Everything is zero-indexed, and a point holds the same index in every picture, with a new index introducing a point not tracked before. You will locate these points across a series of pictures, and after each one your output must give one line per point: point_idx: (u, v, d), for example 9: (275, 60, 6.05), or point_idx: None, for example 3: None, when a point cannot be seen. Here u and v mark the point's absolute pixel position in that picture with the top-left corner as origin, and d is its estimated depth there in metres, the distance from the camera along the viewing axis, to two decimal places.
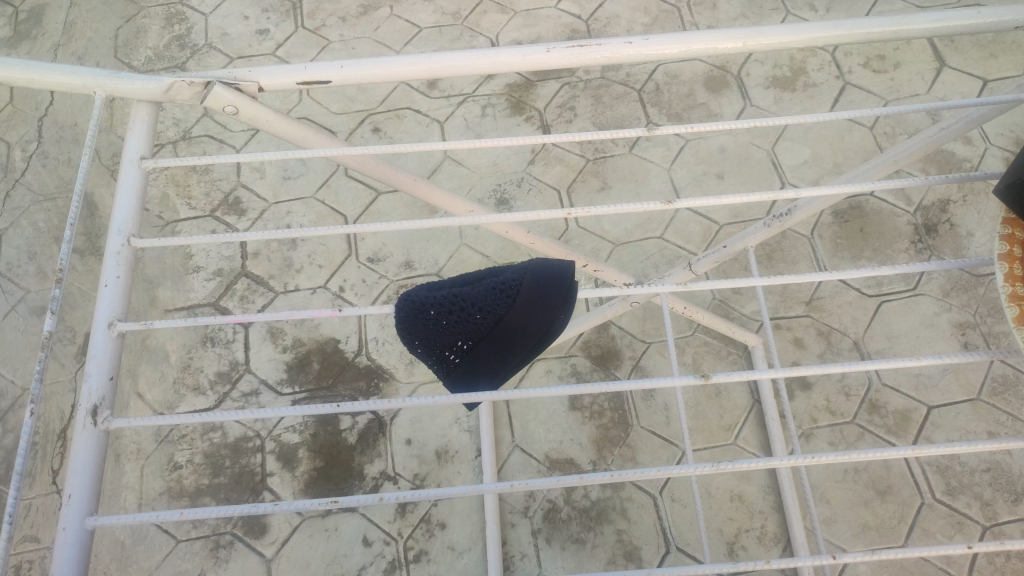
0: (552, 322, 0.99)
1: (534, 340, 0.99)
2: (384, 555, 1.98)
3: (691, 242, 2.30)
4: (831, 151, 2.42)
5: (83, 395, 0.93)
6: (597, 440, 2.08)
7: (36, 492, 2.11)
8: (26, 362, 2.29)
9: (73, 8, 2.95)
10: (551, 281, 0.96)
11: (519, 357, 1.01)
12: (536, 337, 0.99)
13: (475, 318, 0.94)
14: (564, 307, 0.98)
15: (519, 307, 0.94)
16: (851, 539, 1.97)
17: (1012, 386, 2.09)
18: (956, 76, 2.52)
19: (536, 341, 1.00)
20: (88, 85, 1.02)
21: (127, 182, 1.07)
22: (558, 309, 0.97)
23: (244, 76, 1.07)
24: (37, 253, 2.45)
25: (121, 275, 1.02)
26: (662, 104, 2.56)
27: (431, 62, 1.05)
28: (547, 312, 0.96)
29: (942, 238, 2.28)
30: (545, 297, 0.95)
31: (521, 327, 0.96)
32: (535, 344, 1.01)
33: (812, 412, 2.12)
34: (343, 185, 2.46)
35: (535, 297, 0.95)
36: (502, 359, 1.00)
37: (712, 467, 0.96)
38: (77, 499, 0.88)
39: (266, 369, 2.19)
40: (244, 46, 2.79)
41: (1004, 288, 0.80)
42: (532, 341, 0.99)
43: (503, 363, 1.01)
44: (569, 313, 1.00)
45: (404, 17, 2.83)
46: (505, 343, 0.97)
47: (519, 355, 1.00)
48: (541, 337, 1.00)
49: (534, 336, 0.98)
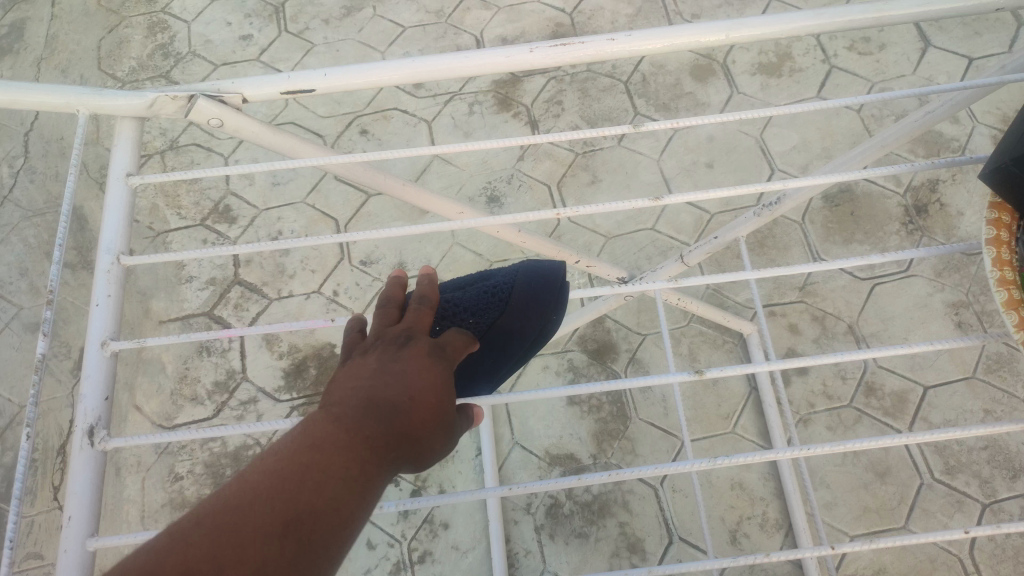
0: (545, 322, 0.99)
1: (528, 343, 0.99)
2: (388, 557, 1.98)
3: (683, 233, 2.30)
4: (820, 135, 2.42)
5: (79, 416, 0.93)
6: (596, 435, 2.09)
7: (38, 509, 2.11)
8: (22, 379, 2.29)
9: (54, 21, 2.94)
10: (539, 282, 0.99)
11: (513, 360, 0.98)
12: (529, 338, 0.98)
13: (468, 322, 0.92)
14: (555, 306, 0.99)
15: (513, 305, 0.95)
16: (852, 522, 1.98)
17: (1007, 363, 2.10)
18: (941, 56, 2.52)
19: (530, 343, 0.99)
20: (71, 103, 1.03)
21: (114, 200, 1.07)
22: (549, 309, 0.99)
23: (227, 88, 1.06)
24: (28, 269, 2.44)
25: (112, 294, 1.02)
26: (649, 95, 2.56)
27: (415, 68, 1.05)
28: (539, 310, 0.97)
29: (933, 218, 2.29)
30: (535, 296, 0.98)
31: (516, 327, 0.96)
32: (527, 347, 1.00)
33: (809, 397, 2.13)
34: (332, 188, 2.45)
35: (526, 295, 0.97)
36: (497, 364, 0.97)
37: (709, 462, 0.97)
38: (77, 520, 0.88)
39: (263, 376, 2.19)
40: (228, 52, 2.78)
41: (992, 272, 0.80)
42: (526, 343, 0.98)
43: (497, 368, 0.97)
44: (559, 316, 1.01)
45: (388, 17, 2.81)
46: (499, 344, 0.95)
47: (511, 359, 0.98)
48: (533, 340, 0.99)
49: (528, 338, 0.98)
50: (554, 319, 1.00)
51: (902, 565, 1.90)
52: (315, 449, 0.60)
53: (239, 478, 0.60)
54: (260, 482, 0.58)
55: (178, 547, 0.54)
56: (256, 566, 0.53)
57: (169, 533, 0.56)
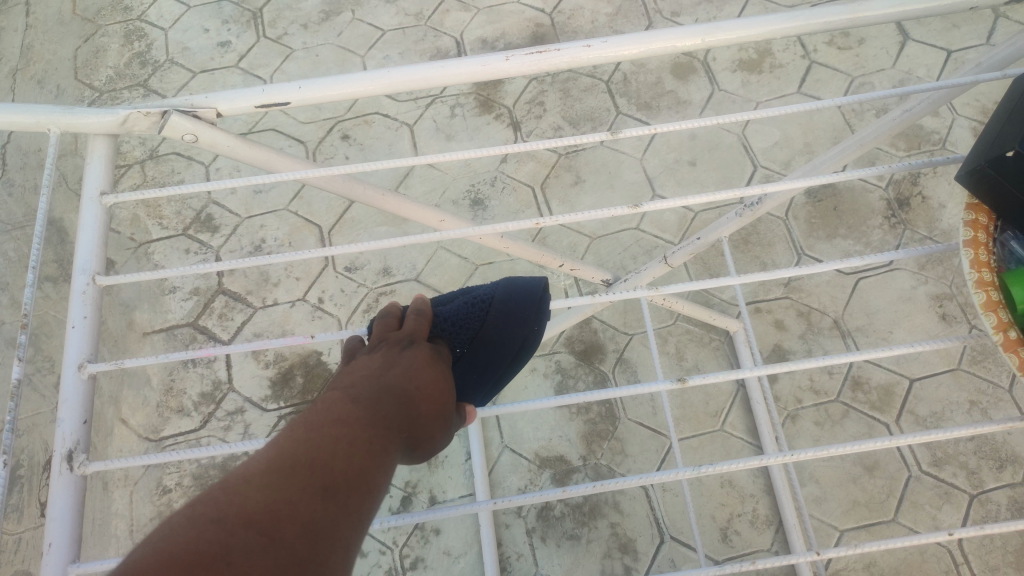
0: (527, 332, 0.98)
1: (511, 355, 0.97)
2: (380, 564, 1.98)
3: (667, 232, 2.30)
4: (801, 131, 2.42)
5: (57, 441, 0.92)
6: (585, 436, 2.09)
7: (25, 526, 2.09)
8: (6, 395, 2.27)
9: (28, 31, 2.90)
10: (519, 293, 0.98)
11: (497, 375, 0.96)
12: (510, 349, 0.96)
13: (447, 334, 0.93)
14: (537, 316, 0.99)
15: (494, 317, 0.95)
16: (841, 517, 1.99)
17: (992, 353, 2.11)
18: (919, 49, 2.53)
19: (513, 356, 0.98)
20: (42, 123, 1.02)
21: (88, 219, 1.05)
22: (531, 320, 0.98)
23: (201, 103, 1.05)
24: (9, 283, 2.42)
25: (88, 315, 1.01)
26: (631, 94, 2.56)
27: (390, 78, 1.05)
28: (520, 320, 0.96)
29: (915, 211, 2.30)
30: (518, 307, 0.97)
31: (498, 338, 0.94)
32: (510, 361, 0.98)
33: (796, 393, 2.13)
34: (315, 195, 2.44)
35: (508, 306, 0.96)
36: (481, 380, 0.94)
37: (695, 470, 0.98)
38: (58, 547, 0.88)
39: (250, 386, 2.18)
40: (206, 59, 2.76)
41: (970, 274, 0.78)
42: (509, 356, 0.96)
43: (480, 384, 0.94)
44: (541, 326, 1.01)
45: (367, 21, 2.79)
46: (483, 357, 0.93)
47: (495, 374, 0.95)
48: (516, 351, 0.98)
49: (510, 350, 0.96)
50: (537, 328, 0.99)
51: (891, 558, 1.92)
52: (342, 426, 0.68)
53: (273, 448, 0.65)
54: (299, 447, 0.64)
55: (235, 500, 0.58)
56: (309, 514, 0.58)
57: (217, 489, 0.60)
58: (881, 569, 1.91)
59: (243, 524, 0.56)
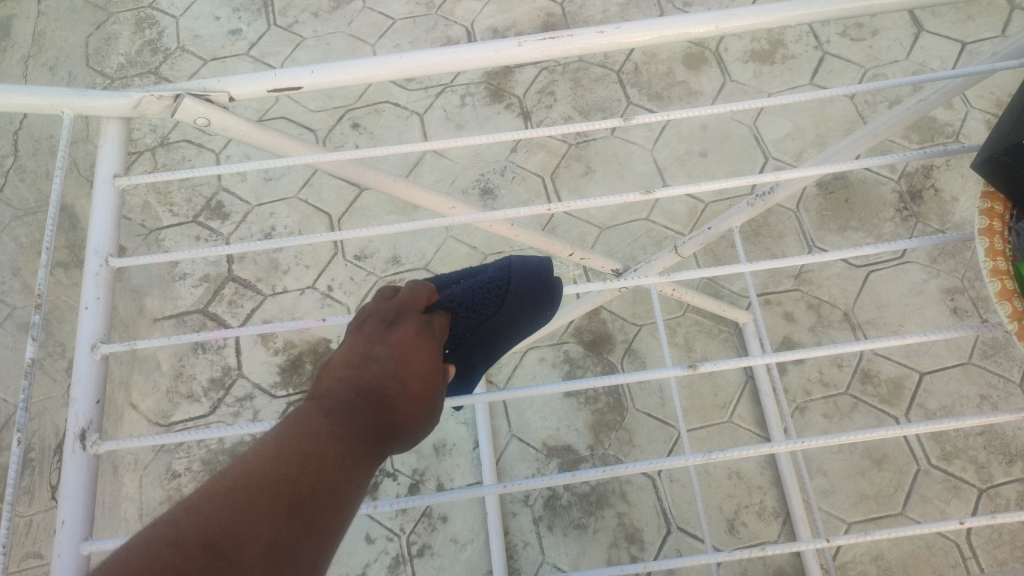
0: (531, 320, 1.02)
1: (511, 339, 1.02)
2: (387, 550, 1.99)
3: (677, 223, 2.29)
4: (813, 123, 2.41)
5: (71, 420, 0.92)
6: (593, 426, 2.09)
7: (36, 509, 2.11)
8: (17, 379, 2.29)
9: (41, 18, 2.91)
10: (533, 279, 1.00)
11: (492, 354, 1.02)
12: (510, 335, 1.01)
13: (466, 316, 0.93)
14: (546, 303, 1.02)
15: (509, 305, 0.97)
16: (848, 509, 1.98)
17: (1003, 348, 2.10)
18: (934, 40, 2.51)
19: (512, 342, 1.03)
20: (55, 105, 1.02)
21: (102, 201, 1.06)
22: (540, 306, 1.02)
23: (213, 86, 1.05)
24: (21, 268, 2.43)
25: (101, 296, 1.02)
26: (642, 84, 2.55)
27: (403, 63, 1.04)
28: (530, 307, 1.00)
29: (927, 204, 2.28)
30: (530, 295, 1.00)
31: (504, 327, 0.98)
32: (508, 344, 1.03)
33: (805, 385, 2.13)
34: (325, 183, 2.44)
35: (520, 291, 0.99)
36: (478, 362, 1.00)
37: (704, 455, 0.99)
38: (71, 524, 0.89)
39: (259, 373, 2.19)
40: (217, 47, 2.76)
41: (985, 263, 0.79)
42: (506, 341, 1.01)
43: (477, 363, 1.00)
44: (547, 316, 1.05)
45: (378, 9, 2.79)
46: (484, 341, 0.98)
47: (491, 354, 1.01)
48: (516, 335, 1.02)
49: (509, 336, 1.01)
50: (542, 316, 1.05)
51: (898, 551, 1.91)
52: (314, 441, 0.64)
53: (239, 463, 0.63)
54: (266, 465, 0.62)
55: (194, 522, 0.57)
56: (267, 542, 0.57)
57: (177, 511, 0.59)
58: (889, 562, 1.91)
59: (199, 549, 0.55)
